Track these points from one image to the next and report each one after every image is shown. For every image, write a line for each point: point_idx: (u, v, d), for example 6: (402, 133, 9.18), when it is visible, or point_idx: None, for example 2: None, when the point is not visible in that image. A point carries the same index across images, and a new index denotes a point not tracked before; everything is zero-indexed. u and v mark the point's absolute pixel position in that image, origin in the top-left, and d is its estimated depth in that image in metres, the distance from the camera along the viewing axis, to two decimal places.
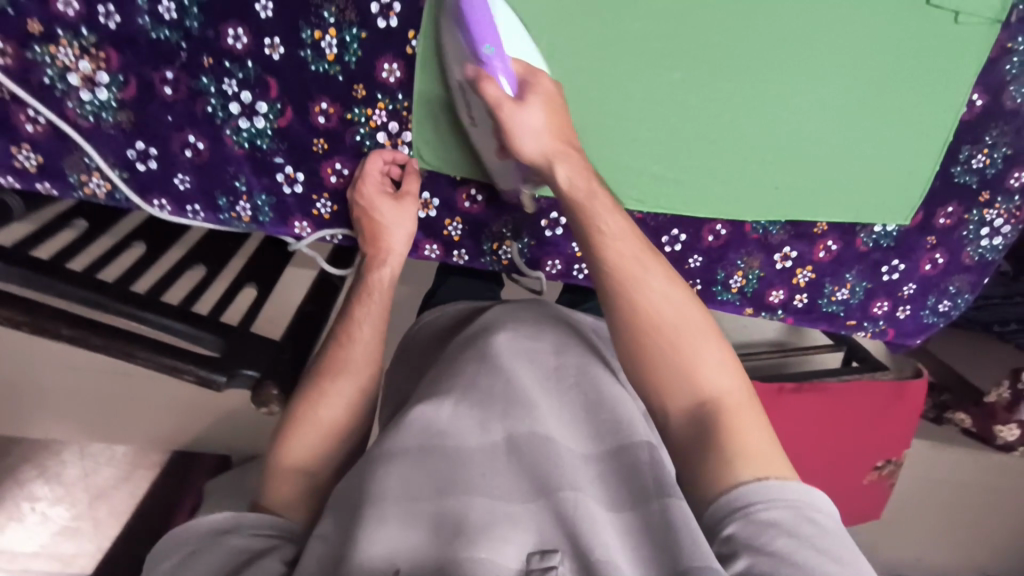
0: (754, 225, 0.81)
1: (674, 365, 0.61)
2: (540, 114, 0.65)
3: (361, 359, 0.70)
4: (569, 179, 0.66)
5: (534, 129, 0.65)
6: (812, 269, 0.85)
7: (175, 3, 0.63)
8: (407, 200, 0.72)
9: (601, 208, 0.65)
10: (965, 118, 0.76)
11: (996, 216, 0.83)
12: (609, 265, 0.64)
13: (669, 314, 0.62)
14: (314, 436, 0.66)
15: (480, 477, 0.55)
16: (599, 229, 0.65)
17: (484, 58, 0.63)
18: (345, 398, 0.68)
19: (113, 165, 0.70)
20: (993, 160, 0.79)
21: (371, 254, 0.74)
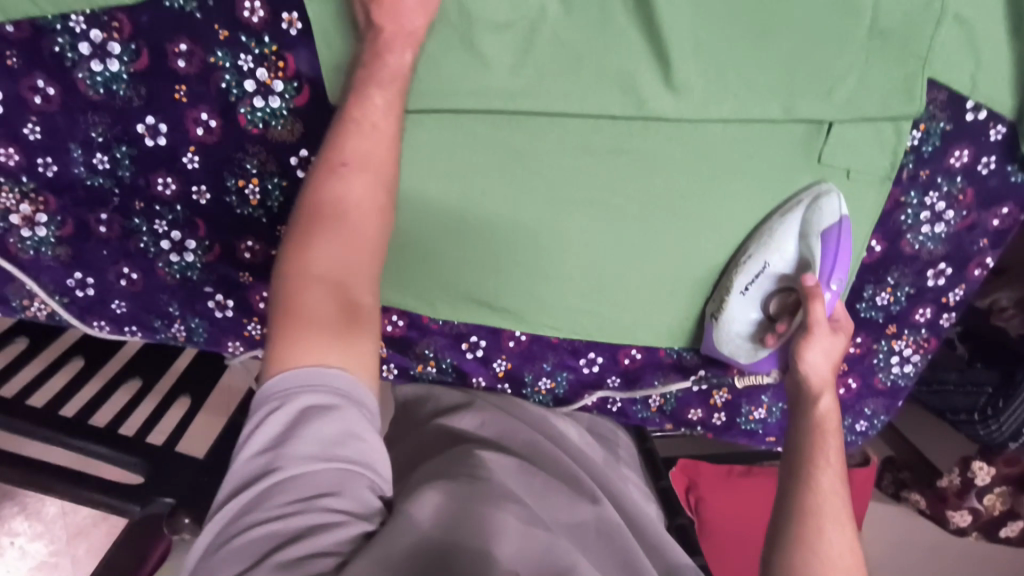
0: (668, 350, 0.85)
1: None
2: (841, 344, 0.66)
3: (382, 116, 0.57)
4: (817, 398, 0.64)
5: (827, 355, 0.65)
6: (727, 390, 0.88)
7: (107, 155, 0.68)
8: (382, 68, 0.58)
9: (834, 445, 0.63)
10: (865, 260, 0.80)
11: (904, 346, 0.86)
12: (814, 485, 0.61)
13: (841, 558, 0.58)
14: (338, 236, 0.53)
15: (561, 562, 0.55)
16: (826, 459, 0.62)
17: (831, 282, 0.70)
18: (367, 188, 0.55)
19: (52, 292, 0.74)
20: (897, 298, 0.82)
21: (331, 149, 0.56)
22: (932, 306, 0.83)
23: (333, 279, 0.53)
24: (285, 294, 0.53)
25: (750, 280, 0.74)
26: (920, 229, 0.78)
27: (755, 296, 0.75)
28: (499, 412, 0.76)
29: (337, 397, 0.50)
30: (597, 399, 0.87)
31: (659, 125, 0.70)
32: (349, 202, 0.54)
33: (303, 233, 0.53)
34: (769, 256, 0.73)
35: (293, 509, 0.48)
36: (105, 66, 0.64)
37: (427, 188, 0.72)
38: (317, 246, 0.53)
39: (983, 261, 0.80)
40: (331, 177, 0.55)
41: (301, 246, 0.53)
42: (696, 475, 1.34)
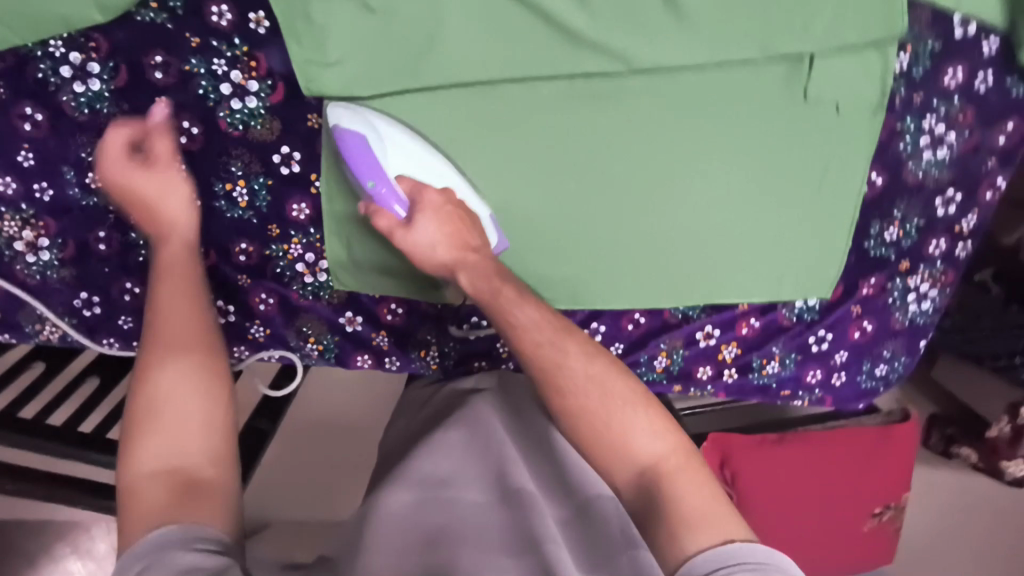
0: (672, 311, 0.83)
1: (606, 437, 0.57)
2: (429, 223, 0.62)
3: (179, 264, 0.63)
4: (454, 274, 0.62)
5: (426, 242, 0.62)
6: (738, 344, 0.85)
7: (99, 174, 0.70)
8: (158, 214, 0.65)
9: (512, 304, 0.60)
10: (867, 196, 0.77)
11: (920, 282, 0.82)
12: (518, 337, 0.59)
13: (597, 396, 0.57)
14: (180, 417, 0.54)
15: (493, 526, 0.64)
16: (553, 349, 0.59)
17: (366, 185, 0.63)
18: (178, 303, 0.60)
19: (63, 313, 0.77)
20: (907, 232, 0.79)
21: (154, 330, 0.58)
22: (946, 236, 0.80)
23: (163, 459, 0.53)
24: (128, 452, 0.53)
25: None
26: (922, 155, 0.75)
27: None
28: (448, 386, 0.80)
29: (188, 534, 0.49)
30: None
31: (634, 79, 0.70)
32: (158, 395, 0.55)
33: (133, 422, 0.54)
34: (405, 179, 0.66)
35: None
36: (86, 87, 0.66)
37: None
38: (138, 438, 0.53)
39: (994, 182, 0.77)
40: (158, 364, 0.56)
41: (145, 374, 0.56)
42: (730, 446, 1.31)
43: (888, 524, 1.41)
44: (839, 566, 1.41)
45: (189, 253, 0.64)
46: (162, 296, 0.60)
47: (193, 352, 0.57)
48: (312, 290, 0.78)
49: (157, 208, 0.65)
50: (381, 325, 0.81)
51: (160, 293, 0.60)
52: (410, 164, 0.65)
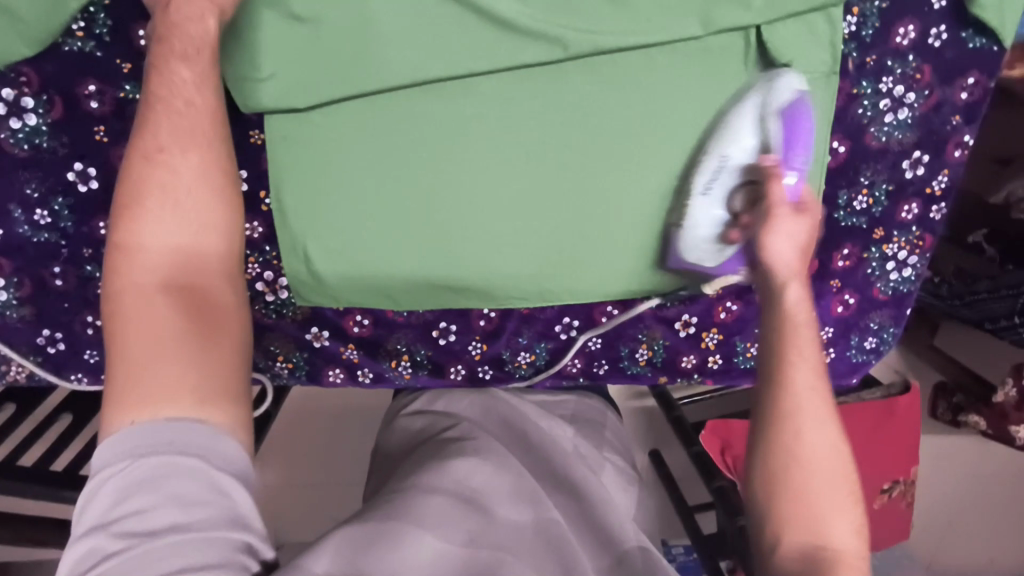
0: (645, 301, 0.81)
1: (788, 486, 0.60)
2: (801, 229, 0.63)
3: (190, 87, 0.55)
4: (784, 288, 0.62)
5: (789, 238, 0.62)
6: (718, 330, 0.83)
7: (47, 209, 0.69)
8: (174, 27, 0.56)
9: (806, 341, 0.62)
10: (831, 166, 0.75)
11: (897, 249, 0.80)
12: (782, 337, 0.61)
13: (821, 451, 0.60)
14: (167, 235, 0.52)
15: (537, 545, 0.60)
16: (805, 353, 0.61)
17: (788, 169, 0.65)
18: (182, 116, 0.54)
19: (27, 352, 0.76)
20: (877, 198, 0.77)
21: (148, 129, 0.54)
22: (918, 200, 0.77)
23: (178, 245, 0.52)
24: (126, 230, 0.51)
25: (713, 177, 0.67)
26: (882, 118, 0.73)
27: (718, 195, 0.67)
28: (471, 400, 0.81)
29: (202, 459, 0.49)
30: (581, 365, 0.84)
31: (577, 66, 0.68)
32: (177, 184, 0.53)
33: (135, 205, 0.52)
34: (724, 148, 0.66)
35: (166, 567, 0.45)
36: (23, 122, 0.65)
37: (357, 166, 0.69)
38: (144, 229, 0.51)
39: (962, 140, 0.75)
40: (163, 171, 0.53)
41: (143, 171, 0.53)
42: (728, 433, 1.35)
43: (898, 499, 1.39)
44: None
45: (206, 113, 0.55)
46: (146, 219, 0.52)
47: (203, 147, 0.54)
48: (275, 308, 0.77)
49: (172, 24, 0.56)
50: (348, 338, 0.80)
51: (155, 228, 0.52)
52: None
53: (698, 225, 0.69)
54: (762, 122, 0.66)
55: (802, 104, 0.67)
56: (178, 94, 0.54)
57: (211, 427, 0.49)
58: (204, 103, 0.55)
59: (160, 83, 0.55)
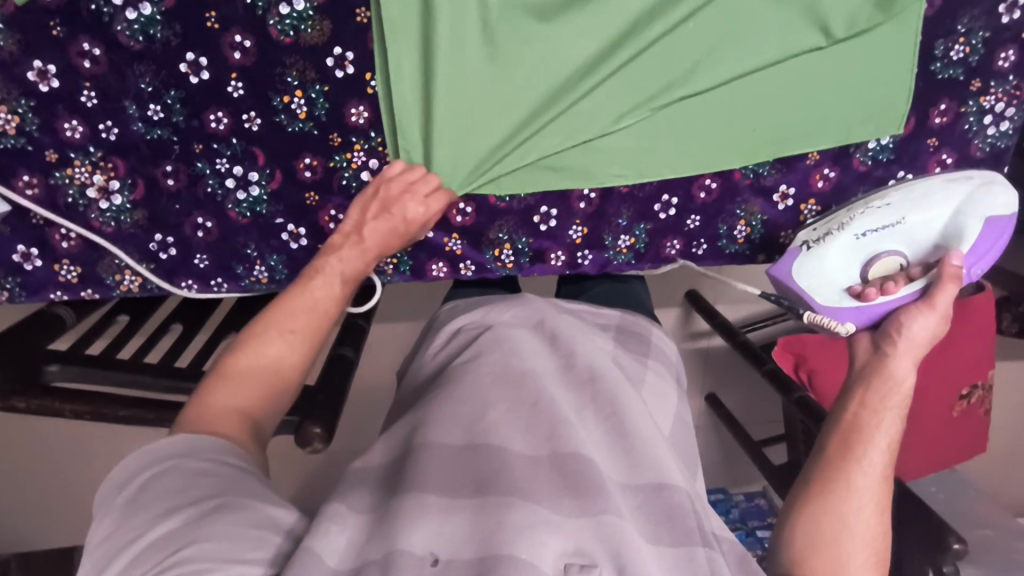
0: (743, 171, 0.81)
1: (839, 479, 0.64)
2: (931, 319, 0.71)
3: (365, 245, 0.70)
4: (896, 372, 0.69)
5: (926, 329, 0.70)
6: (815, 201, 0.83)
7: (160, 104, 0.72)
8: (378, 187, 0.72)
9: (879, 397, 0.68)
10: (928, 15, 0.75)
11: (995, 101, 0.79)
12: (857, 412, 0.68)
13: (865, 478, 0.63)
14: (271, 351, 0.65)
15: (550, 473, 0.58)
16: (876, 411, 0.67)
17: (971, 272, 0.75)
18: (327, 286, 0.68)
19: (141, 258, 0.78)
20: (975, 47, 0.76)
21: (281, 301, 0.67)
22: (1016, 47, 0.77)
23: (245, 382, 0.64)
24: (204, 392, 0.63)
25: (874, 217, 0.78)
26: None
27: (869, 240, 0.78)
28: (506, 311, 0.77)
29: (234, 468, 0.58)
30: (679, 247, 0.85)
31: None
32: (258, 346, 0.65)
33: (228, 364, 0.64)
34: (908, 212, 0.77)
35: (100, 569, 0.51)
36: (139, 13, 0.68)
37: (458, 39, 0.70)
38: (230, 364, 0.64)
39: None
40: (270, 320, 0.66)
41: (254, 336, 0.65)
42: (803, 347, 1.35)
43: (977, 405, 1.37)
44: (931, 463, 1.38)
45: (342, 279, 0.69)
46: (221, 393, 0.63)
47: (301, 335, 0.66)
48: None
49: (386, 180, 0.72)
50: (452, 229, 0.81)
51: (238, 391, 0.63)
52: (899, 242, 0.78)
53: (827, 252, 0.79)
54: (959, 218, 0.76)
55: (1008, 221, 0.76)
56: (338, 267, 0.69)
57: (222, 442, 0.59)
58: (330, 307, 0.68)
59: (312, 288, 0.68)
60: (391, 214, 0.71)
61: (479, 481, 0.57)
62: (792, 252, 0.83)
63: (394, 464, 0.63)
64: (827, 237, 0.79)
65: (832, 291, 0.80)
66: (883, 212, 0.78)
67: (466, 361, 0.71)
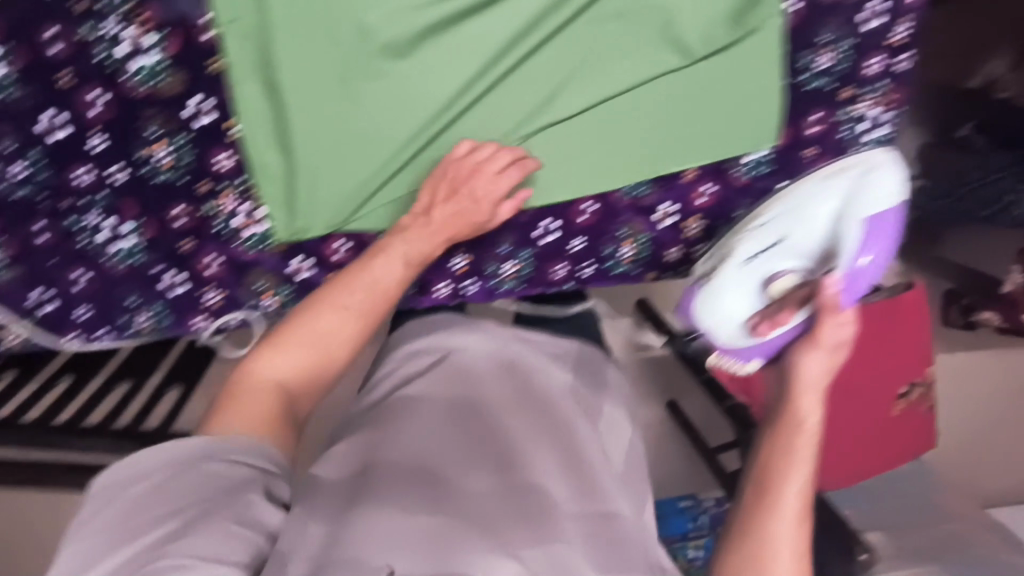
0: (621, 192, 0.81)
1: (762, 503, 0.58)
2: (817, 358, 0.62)
3: (440, 225, 0.69)
4: (797, 407, 0.62)
5: (818, 366, 0.62)
6: (700, 217, 0.83)
7: (24, 163, 0.72)
8: (447, 167, 0.70)
9: (802, 416, 0.61)
10: (789, 26, 0.75)
11: (867, 108, 0.79)
12: (779, 432, 0.61)
13: (791, 502, 0.58)
14: (285, 357, 0.62)
15: (501, 505, 0.54)
16: (789, 462, 0.59)
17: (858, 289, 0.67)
18: (388, 267, 0.66)
19: (19, 316, 0.78)
20: (840, 56, 0.76)
21: (342, 279, 0.65)
22: (882, 53, 0.76)
23: (311, 343, 0.63)
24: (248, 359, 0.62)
25: (757, 241, 0.75)
26: None
27: (756, 265, 0.74)
28: (451, 330, 0.71)
29: (252, 469, 0.55)
30: (566, 270, 0.84)
31: None
32: (316, 320, 0.63)
33: (281, 336, 0.62)
34: (787, 229, 0.73)
35: (134, 543, 0.49)
36: None
37: (310, 77, 0.70)
38: (298, 327, 0.63)
39: None
40: (335, 292, 0.64)
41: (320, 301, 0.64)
42: None
43: (919, 404, 1.38)
44: (888, 460, 1.39)
45: (414, 262, 0.68)
46: (275, 358, 0.62)
47: (361, 317, 0.64)
48: (255, 243, 0.78)
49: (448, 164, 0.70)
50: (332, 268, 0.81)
51: (285, 353, 0.62)
52: (787, 260, 0.73)
53: (719, 285, 0.76)
54: (839, 228, 0.70)
55: (889, 218, 0.68)
56: (402, 248, 0.67)
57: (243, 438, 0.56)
58: (390, 288, 0.66)
59: (354, 279, 0.65)
60: (459, 198, 0.69)
61: (423, 495, 0.53)
62: (692, 291, 0.80)
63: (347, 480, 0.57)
64: (715, 271, 0.76)
65: (735, 328, 0.75)
66: (761, 235, 0.75)
67: (419, 387, 0.65)
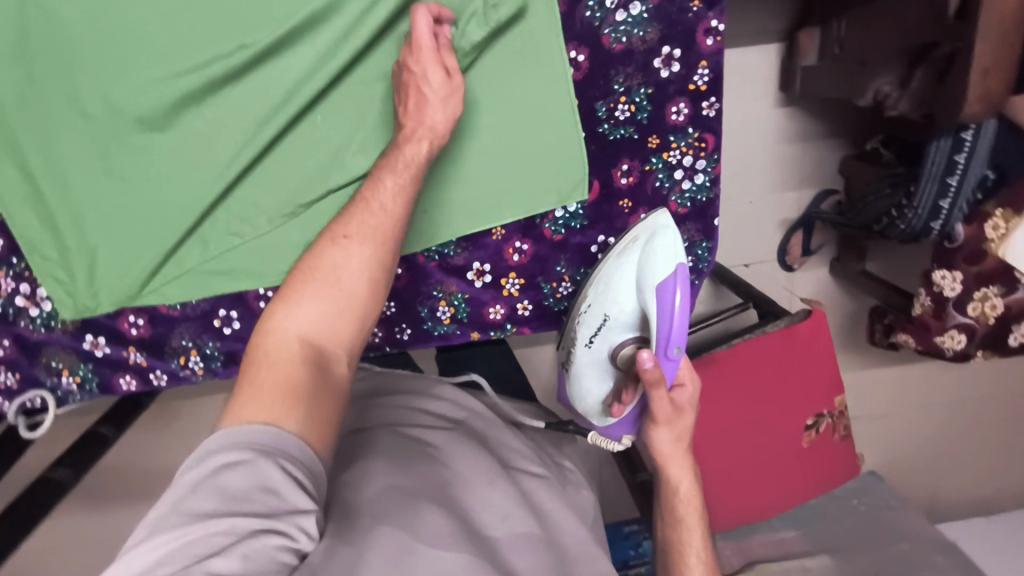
0: (427, 254, 0.76)
1: (675, 532, 0.69)
2: (663, 434, 0.68)
3: (411, 163, 0.62)
4: (665, 471, 0.69)
5: (672, 434, 0.68)
6: (517, 274, 0.79)
7: None
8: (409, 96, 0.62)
9: (685, 470, 0.70)
10: (578, 77, 0.71)
11: (681, 155, 0.75)
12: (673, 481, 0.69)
13: (695, 529, 0.69)
14: (281, 344, 0.54)
15: (521, 552, 0.62)
16: (681, 522, 0.69)
17: (670, 350, 0.62)
18: (363, 232, 0.59)
19: None
20: (639, 105, 0.72)
21: (309, 257, 0.58)
22: (685, 99, 0.72)
23: (306, 331, 0.55)
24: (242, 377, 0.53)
25: (587, 328, 0.75)
26: (615, 18, 0.68)
27: (599, 345, 0.74)
28: (422, 398, 0.83)
29: (273, 472, 0.48)
30: (382, 334, 0.80)
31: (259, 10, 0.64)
32: (290, 321, 0.55)
33: (254, 354, 0.54)
34: (607, 307, 0.73)
35: (183, 532, 0.44)
36: None
37: (65, 153, 0.67)
38: (271, 329, 0.55)
39: (710, 27, 0.70)
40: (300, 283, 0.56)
41: (289, 301, 0.56)
42: None
43: (828, 433, 1.31)
44: (813, 487, 1.34)
45: (393, 220, 0.60)
46: (247, 390, 0.52)
47: (354, 291, 0.57)
48: (42, 321, 0.75)
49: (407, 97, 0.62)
50: (130, 343, 0.77)
51: (309, 300, 0.56)
52: (618, 331, 0.72)
53: (578, 366, 0.77)
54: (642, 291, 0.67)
55: (676, 271, 0.63)
56: (393, 177, 0.61)
57: (274, 428, 0.50)
58: (393, 212, 0.60)
59: (351, 214, 0.59)
60: (415, 133, 0.62)
61: (407, 527, 0.56)
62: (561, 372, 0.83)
63: (354, 504, 0.58)
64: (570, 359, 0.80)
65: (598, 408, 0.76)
66: (589, 318, 0.75)
67: (390, 439, 0.72)
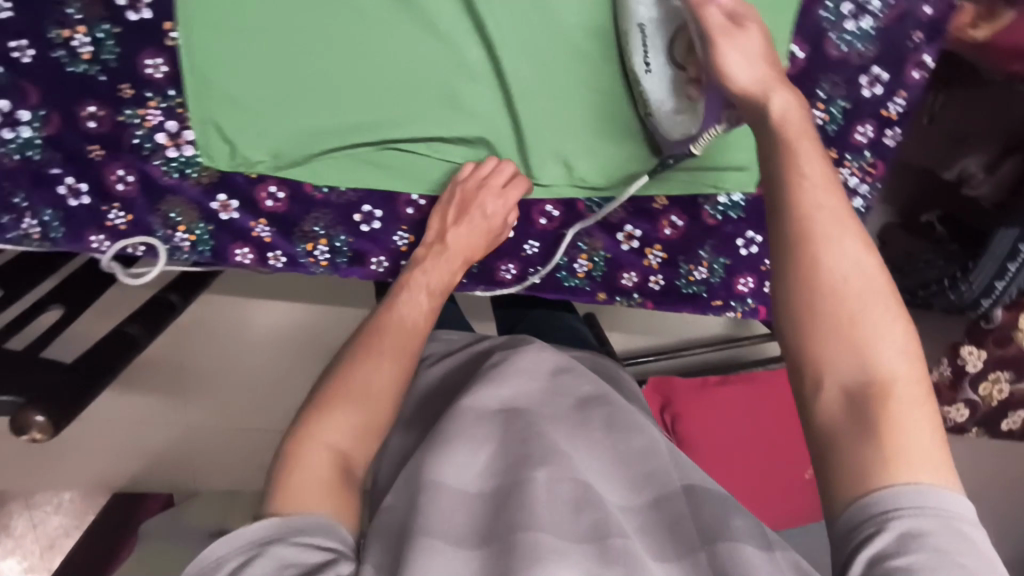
0: (587, 203, 0.76)
1: (809, 230, 0.48)
2: (735, 50, 0.53)
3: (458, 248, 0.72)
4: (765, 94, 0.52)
5: (745, 52, 0.53)
6: (662, 248, 0.80)
7: None
8: (468, 187, 0.71)
9: (808, 145, 0.50)
10: (790, 71, 0.71)
11: (849, 175, 0.77)
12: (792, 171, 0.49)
13: (843, 230, 0.47)
14: (328, 432, 0.56)
15: (560, 499, 0.52)
16: (820, 221, 0.48)
17: None
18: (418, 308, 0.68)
19: None
20: (833, 115, 0.74)
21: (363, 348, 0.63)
22: (873, 122, 0.75)
23: (334, 439, 0.56)
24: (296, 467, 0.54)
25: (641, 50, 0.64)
26: (844, 26, 0.70)
27: (658, 61, 0.63)
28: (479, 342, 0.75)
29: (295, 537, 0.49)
30: (515, 272, 0.80)
31: None
32: (317, 438, 0.56)
33: (302, 451, 0.55)
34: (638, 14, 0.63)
35: None
36: None
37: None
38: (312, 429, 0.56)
39: (921, 61, 0.72)
40: (340, 385, 0.60)
41: (326, 405, 0.58)
42: (671, 390, 1.26)
43: None
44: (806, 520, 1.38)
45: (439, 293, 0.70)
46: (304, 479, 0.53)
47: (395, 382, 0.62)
48: (178, 167, 0.69)
49: (463, 193, 0.71)
50: (259, 216, 0.73)
51: (343, 412, 0.58)
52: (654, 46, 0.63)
53: (658, 111, 0.66)
54: None
55: None
56: (424, 280, 0.70)
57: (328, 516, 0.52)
58: (421, 319, 0.68)
59: (389, 328, 0.65)
60: (470, 215, 0.71)
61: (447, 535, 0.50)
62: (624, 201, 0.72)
63: (398, 525, 0.52)
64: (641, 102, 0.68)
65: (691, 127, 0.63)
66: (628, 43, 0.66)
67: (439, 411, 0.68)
